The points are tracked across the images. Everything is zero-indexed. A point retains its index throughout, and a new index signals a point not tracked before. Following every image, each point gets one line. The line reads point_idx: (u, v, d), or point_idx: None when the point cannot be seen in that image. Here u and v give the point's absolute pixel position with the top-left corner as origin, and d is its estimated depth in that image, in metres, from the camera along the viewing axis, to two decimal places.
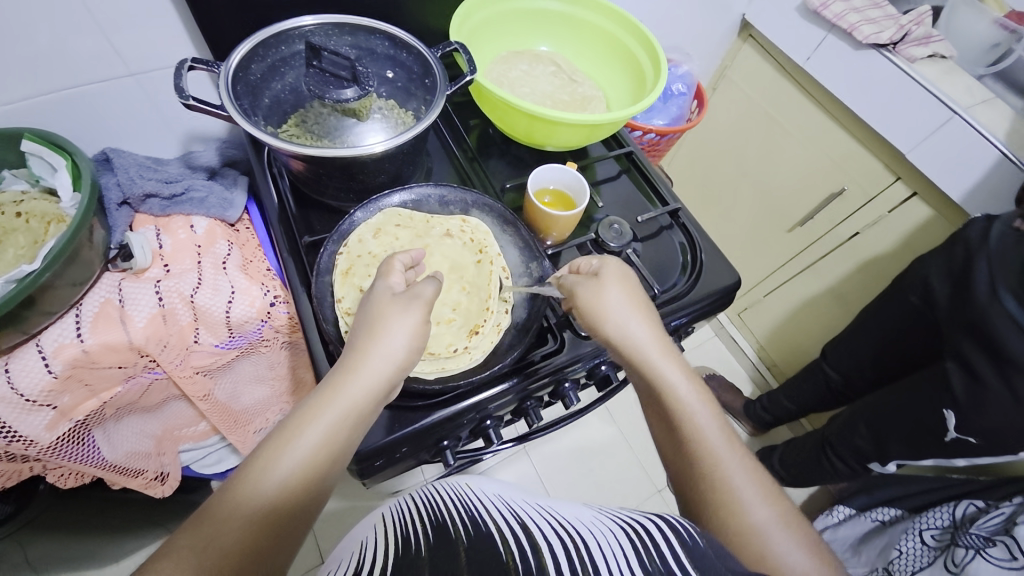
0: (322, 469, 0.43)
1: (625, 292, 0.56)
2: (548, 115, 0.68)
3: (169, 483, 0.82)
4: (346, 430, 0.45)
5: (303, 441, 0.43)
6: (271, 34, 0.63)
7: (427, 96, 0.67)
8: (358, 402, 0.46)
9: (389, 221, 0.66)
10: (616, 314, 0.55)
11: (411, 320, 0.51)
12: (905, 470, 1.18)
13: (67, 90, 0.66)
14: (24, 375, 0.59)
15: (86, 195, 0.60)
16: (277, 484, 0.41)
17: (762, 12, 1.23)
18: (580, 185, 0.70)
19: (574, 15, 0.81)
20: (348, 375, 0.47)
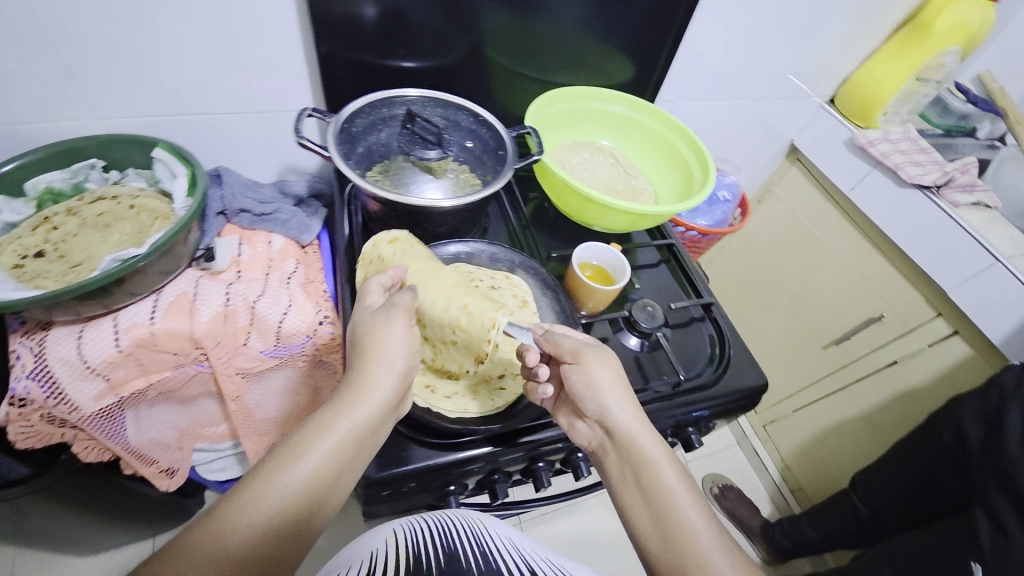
0: (336, 472, 0.49)
1: (611, 372, 0.58)
2: (600, 200, 0.75)
3: (175, 478, 0.85)
4: (350, 445, 0.50)
5: (315, 451, 0.48)
6: (377, 98, 0.74)
7: (497, 167, 0.76)
8: (374, 410, 0.52)
9: (410, 238, 0.70)
10: (604, 393, 0.57)
11: (406, 334, 0.56)
12: None
13: (205, 115, 0.80)
14: (94, 344, 0.66)
15: (195, 204, 0.69)
16: (294, 488, 0.46)
17: (812, 141, 1.32)
18: (618, 267, 0.74)
19: (635, 119, 0.91)
20: (360, 390, 0.52)
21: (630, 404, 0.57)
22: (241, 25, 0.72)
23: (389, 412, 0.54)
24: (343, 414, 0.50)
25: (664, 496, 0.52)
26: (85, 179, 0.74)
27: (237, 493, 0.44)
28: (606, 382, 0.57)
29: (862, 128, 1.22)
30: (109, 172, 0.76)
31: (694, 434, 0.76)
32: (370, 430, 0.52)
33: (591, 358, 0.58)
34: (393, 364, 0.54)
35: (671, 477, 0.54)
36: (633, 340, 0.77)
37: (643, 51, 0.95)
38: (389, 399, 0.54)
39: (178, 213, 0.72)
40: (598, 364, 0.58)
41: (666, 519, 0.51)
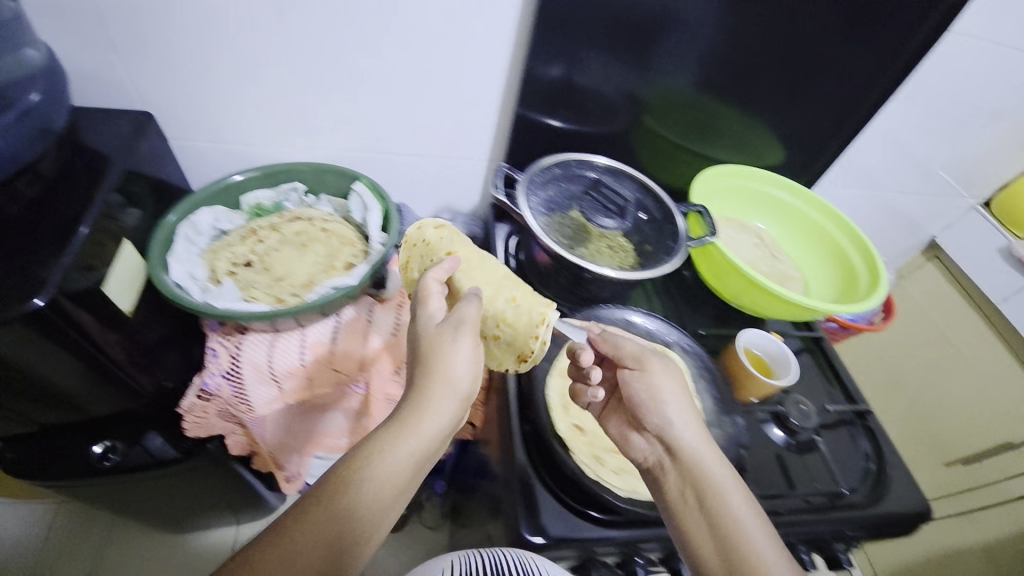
0: (419, 462, 0.49)
1: (676, 386, 0.58)
2: (767, 287, 0.73)
3: (289, 485, 0.89)
4: (415, 456, 0.48)
5: (402, 445, 0.48)
6: (566, 158, 0.79)
7: (668, 242, 0.76)
8: (454, 397, 0.52)
9: (455, 225, 0.72)
10: (666, 405, 0.56)
11: (479, 342, 0.54)
12: None
13: (392, 155, 0.87)
14: (281, 355, 0.72)
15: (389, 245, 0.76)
16: (380, 479, 0.46)
17: (957, 241, 1.24)
18: (792, 367, 0.71)
19: (795, 207, 0.89)
20: (441, 375, 0.51)
21: (694, 421, 0.56)
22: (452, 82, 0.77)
23: (467, 399, 0.53)
24: (411, 423, 0.49)
25: (740, 531, 0.49)
26: (286, 199, 0.82)
27: (333, 485, 0.46)
28: (665, 398, 0.56)
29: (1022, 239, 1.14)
30: (305, 195, 0.83)
31: (841, 552, 0.71)
32: (436, 437, 0.50)
33: (654, 372, 0.58)
34: (461, 375, 0.52)
35: (741, 508, 0.50)
36: (779, 434, 0.75)
37: (812, 138, 0.94)
38: (472, 380, 0.53)
39: (373, 247, 0.78)
40: (662, 373, 0.58)
41: (735, 557, 0.48)
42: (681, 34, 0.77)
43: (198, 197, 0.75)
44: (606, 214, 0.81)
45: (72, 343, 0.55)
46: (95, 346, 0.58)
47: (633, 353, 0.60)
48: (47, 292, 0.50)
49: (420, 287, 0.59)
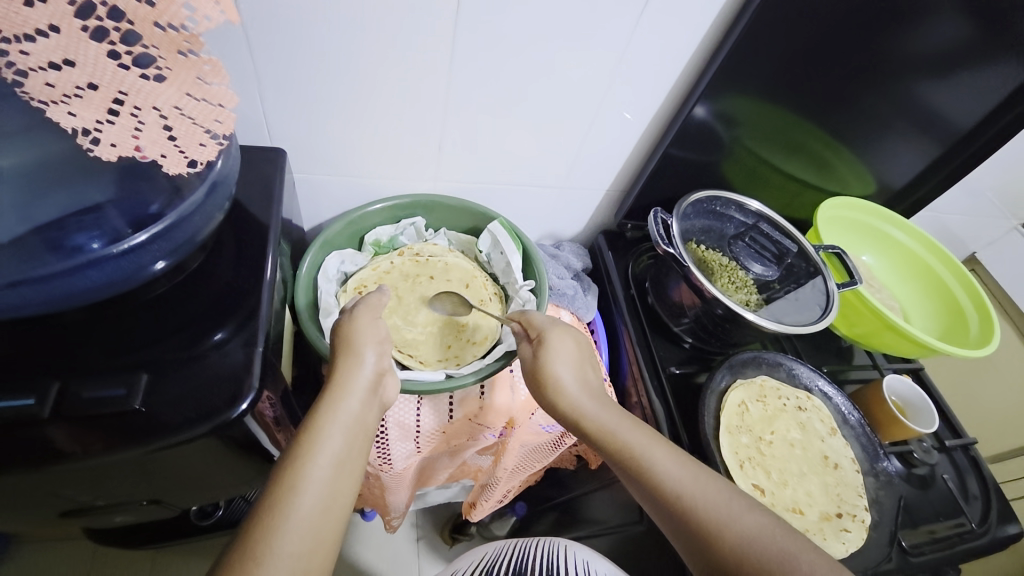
0: (337, 498, 0.44)
1: (572, 351, 0.58)
2: (905, 330, 0.74)
3: (396, 521, 0.86)
4: (347, 478, 0.46)
5: (309, 484, 0.43)
6: (717, 196, 0.80)
7: (817, 288, 0.75)
8: (350, 421, 0.49)
9: (415, 249, 0.76)
10: (557, 374, 0.56)
11: (373, 331, 0.56)
12: None
13: (506, 185, 0.82)
14: (430, 411, 0.68)
15: (541, 296, 0.70)
16: (303, 523, 0.41)
17: (1001, 257, 1.30)
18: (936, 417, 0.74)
19: (910, 249, 0.94)
20: (334, 402, 0.49)
21: (581, 391, 0.56)
22: (598, 120, 0.74)
23: (367, 425, 0.51)
24: (327, 428, 0.47)
25: (672, 485, 0.47)
26: (401, 234, 0.76)
27: (242, 549, 0.39)
28: (565, 363, 0.57)
29: None
30: (423, 229, 0.78)
31: None
32: (353, 448, 0.47)
33: (563, 332, 0.59)
34: (356, 372, 0.52)
35: (670, 462, 0.49)
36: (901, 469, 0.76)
37: (915, 175, 0.95)
38: (364, 400, 0.51)
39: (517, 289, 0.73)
40: (565, 340, 0.58)
41: (690, 516, 0.45)
42: (823, 76, 0.76)
43: (325, 237, 0.69)
44: (758, 259, 0.82)
45: (259, 439, 0.49)
46: (272, 432, 0.53)
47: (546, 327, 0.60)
48: (253, 392, 0.45)
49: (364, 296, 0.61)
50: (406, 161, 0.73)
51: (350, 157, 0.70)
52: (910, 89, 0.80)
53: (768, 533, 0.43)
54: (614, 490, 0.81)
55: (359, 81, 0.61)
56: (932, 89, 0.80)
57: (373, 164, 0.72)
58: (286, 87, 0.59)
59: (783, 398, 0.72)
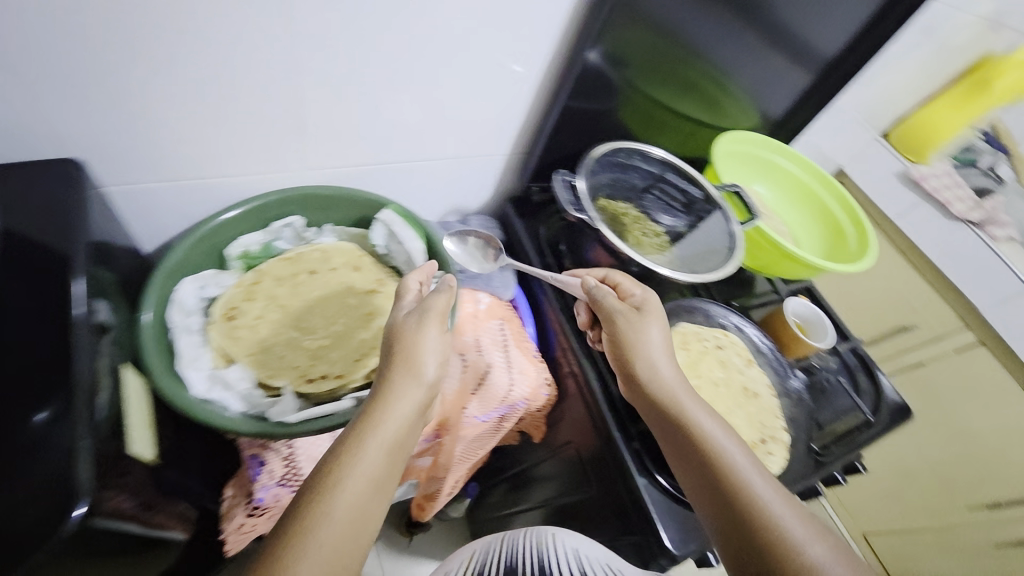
0: (367, 509, 0.45)
1: (664, 331, 0.63)
2: (803, 257, 0.78)
3: None
4: (379, 490, 0.46)
5: (343, 493, 0.44)
6: (622, 147, 0.77)
7: (722, 232, 0.75)
8: (393, 440, 0.48)
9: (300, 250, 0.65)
10: (652, 353, 0.60)
11: (437, 348, 0.53)
12: None
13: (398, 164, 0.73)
14: None
15: None
16: (333, 531, 0.42)
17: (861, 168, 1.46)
18: (834, 331, 0.80)
19: (795, 176, 1.00)
20: (378, 416, 0.48)
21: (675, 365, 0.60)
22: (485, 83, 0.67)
23: (408, 440, 0.50)
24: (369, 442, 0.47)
25: (748, 489, 0.51)
26: (278, 238, 0.65)
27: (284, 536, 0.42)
28: (660, 346, 0.61)
29: (914, 162, 1.38)
30: (304, 228, 0.66)
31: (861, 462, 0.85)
32: (393, 462, 0.48)
33: (652, 321, 0.62)
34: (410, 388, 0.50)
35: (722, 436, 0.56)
36: None
37: (792, 104, 0.99)
38: (409, 422, 0.50)
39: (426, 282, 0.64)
40: (656, 327, 0.62)
41: (727, 480, 0.52)
42: (704, 10, 0.73)
43: (172, 261, 0.56)
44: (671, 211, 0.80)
45: (116, 533, 0.41)
46: (139, 518, 0.45)
47: (646, 304, 0.64)
48: (87, 495, 0.36)
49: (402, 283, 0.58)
50: (267, 151, 0.61)
51: (185, 157, 0.56)
52: (783, 17, 0.80)
53: (825, 553, 0.48)
54: (560, 458, 0.81)
55: (171, 65, 0.48)
56: (801, 16, 0.81)
57: (219, 162, 0.59)
58: (54, 75, 0.44)
59: (703, 340, 0.75)
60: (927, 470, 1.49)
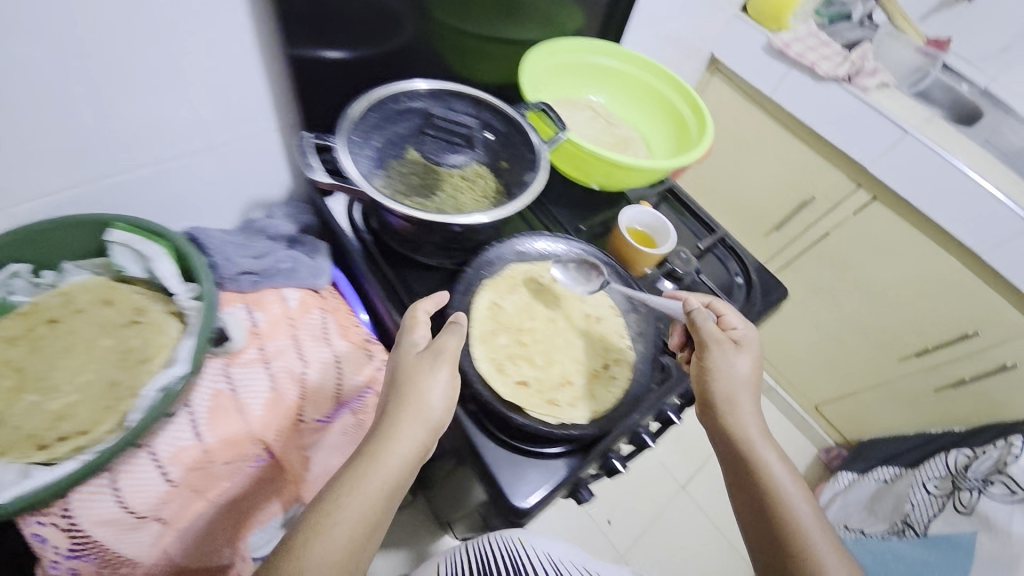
0: (361, 548, 0.45)
1: (754, 361, 0.62)
2: (629, 164, 0.73)
3: None
4: (378, 514, 0.47)
5: (341, 524, 0.45)
6: (378, 97, 0.66)
7: (526, 156, 0.68)
8: (388, 475, 0.47)
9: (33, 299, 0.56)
10: (733, 385, 0.60)
11: (447, 383, 0.52)
12: (916, 453, 1.32)
13: (144, 168, 0.62)
14: (135, 490, 0.54)
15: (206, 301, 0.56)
16: (325, 564, 0.43)
17: (730, 50, 1.39)
18: (673, 231, 0.77)
19: (618, 70, 0.92)
20: (379, 451, 0.48)
21: (744, 382, 0.61)
22: (182, 50, 0.55)
23: (403, 478, 0.49)
24: (369, 477, 0.47)
25: (789, 505, 0.56)
26: (9, 290, 0.56)
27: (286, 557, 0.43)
28: (744, 382, 0.61)
29: (775, 31, 1.31)
30: (35, 272, 0.57)
31: None
32: (389, 494, 0.48)
33: (739, 354, 0.61)
34: (415, 430, 0.49)
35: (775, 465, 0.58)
36: (670, 286, 0.81)
37: None
38: (413, 458, 0.49)
39: (182, 302, 0.57)
40: (752, 354, 0.63)
41: (771, 496, 0.57)
42: None
43: None
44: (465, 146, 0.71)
45: None
46: None
47: (743, 334, 0.64)
48: None
49: (409, 314, 0.57)
50: None
51: None
52: None
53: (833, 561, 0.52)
54: None
55: None
56: None
57: None
58: None
59: (537, 276, 0.69)
60: (855, 335, 1.50)
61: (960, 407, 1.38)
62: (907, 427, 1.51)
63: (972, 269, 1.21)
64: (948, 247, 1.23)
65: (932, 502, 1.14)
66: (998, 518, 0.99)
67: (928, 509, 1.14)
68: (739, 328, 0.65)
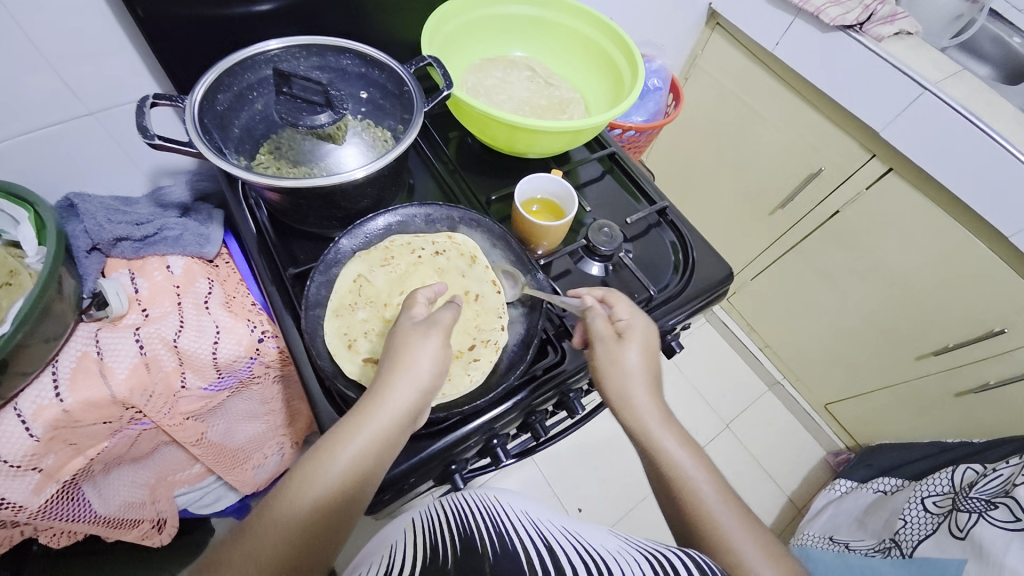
0: (342, 508, 0.43)
1: (644, 351, 0.56)
2: (528, 125, 0.67)
3: (166, 530, 0.80)
4: (369, 469, 0.44)
5: (321, 479, 0.42)
6: (235, 62, 0.60)
7: (405, 114, 0.64)
8: (379, 435, 0.45)
9: None
10: (630, 379, 0.54)
11: (432, 349, 0.48)
12: (921, 465, 1.17)
13: (21, 136, 0.60)
14: (3, 442, 0.56)
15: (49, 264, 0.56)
16: (306, 516, 0.41)
17: (729, 0, 1.23)
18: (570, 197, 0.71)
19: (547, 19, 0.83)
20: (368, 409, 0.45)
21: (643, 375, 0.55)
22: (21, 9, 0.52)
23: (396, 441, 0.46)
24: (355, 436, 0.44)
25: (695, 492, 0.49)
26: None
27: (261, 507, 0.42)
28: (637, 372, 0.55)
29: None
30: None
31: (674, 340, 0.74)
32: (383, 456, 0.45)
33: (626, 344, 0.56)
34: (407, 391, 0.46)
35: (682, 456, 0.51)
36: (596, 267, 0.73)
37: None
38: (399, 424, 0.46)
39: (37, 266, 0.59)
40: (636, 344, 0.56)
41: (672, 484, 0.50)
42: None
43: None
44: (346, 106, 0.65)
45: None
46: None
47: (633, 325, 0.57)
48: None
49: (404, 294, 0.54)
50: None
51: None
52: None
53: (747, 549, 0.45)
54: None
55: None
56: None
57: None
58: None
59: (417, 250, 0.65)
60: (867, 326, 1.33)
61: (984, 413, 1.23)
62: (922, 430, 1.37)
63: (1001, 256, 1.03)
64: (971, 228, 1.04)
65: (927, 521, 0.98)
66: (993, 547, 0.82)
67: (921, 528, 0.98)
68: (625, 316, 0.58)
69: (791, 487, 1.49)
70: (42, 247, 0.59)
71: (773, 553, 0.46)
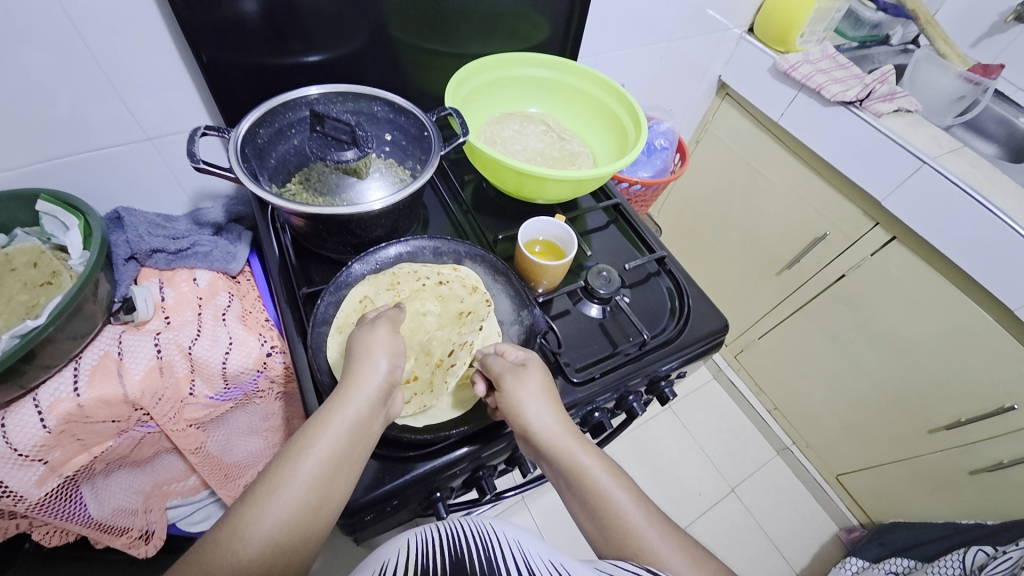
0: (321, 503, 0.43)
1: (543, 382, 0.56)
2: (535, 172, 0.73)
3: (153, 542, 0.80)
4: (347, 458, 0.46)
5: (306, 464, 0.44)
6: (280, 102, 0.69)
7: (423, 156, 0.70)
8: (355, 424, 0.47)
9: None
10: (534, 402, 0.54)
11: (390, 342, 0.54)
12: (936, 547, 1.10)
13: (85, 153, 0.69)
14: (18, 430, 0.60)
15: (91, 265, 0.62)
16: (292, 511, 0.42)
17: (738, 73, 1.32)
18: (570, 238, 0.75)
19: (560, 81, 0.91)
20: (342, 400, 0.48)
21: (549, 397, 0.56)
22: (101, 48, 0.61)
23: (371, 431, 0.49)
24: (324, 430, 0.46)
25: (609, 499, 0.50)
26: None
27: (245, 499, 0.42)
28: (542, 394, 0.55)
29: (782, 53, 1.21)
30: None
31: (666, 387, 0.75)
32: (358, 445, 0.47)
33: (528, 374, 0.56)
34: (374, 374, 0.50)
35: (592, 462, 0.52)
36: (593, 309, 0.76)
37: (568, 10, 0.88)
38: (372, 407, 0.49)
39: (78, 269, 0.66)
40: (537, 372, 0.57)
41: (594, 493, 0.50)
42: None
43: None
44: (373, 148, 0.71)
45: None
46: None
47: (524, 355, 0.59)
48: None
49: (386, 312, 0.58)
50: None
51: None
52: None
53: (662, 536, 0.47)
54: None
55: None
56: None
57: None
58: None
59: (423, 278, 0.69)
60: (877, 393, 1.29)
61: (1002, 495, 1.16)
62: (939, 511, 1.29)
63: (1009, 330, 1.01)
64: (977, 300, 1.04)
65: None
66: None
67: None
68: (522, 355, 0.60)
69: (799, 563, 1.40)
70: (86, 252, 0.66)
71: (693, 551, 0.47)
